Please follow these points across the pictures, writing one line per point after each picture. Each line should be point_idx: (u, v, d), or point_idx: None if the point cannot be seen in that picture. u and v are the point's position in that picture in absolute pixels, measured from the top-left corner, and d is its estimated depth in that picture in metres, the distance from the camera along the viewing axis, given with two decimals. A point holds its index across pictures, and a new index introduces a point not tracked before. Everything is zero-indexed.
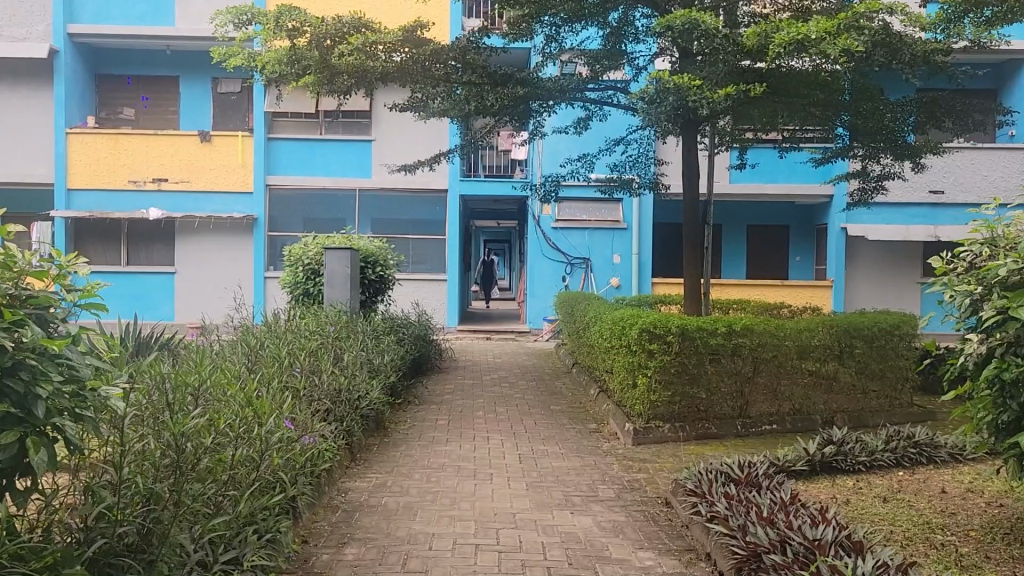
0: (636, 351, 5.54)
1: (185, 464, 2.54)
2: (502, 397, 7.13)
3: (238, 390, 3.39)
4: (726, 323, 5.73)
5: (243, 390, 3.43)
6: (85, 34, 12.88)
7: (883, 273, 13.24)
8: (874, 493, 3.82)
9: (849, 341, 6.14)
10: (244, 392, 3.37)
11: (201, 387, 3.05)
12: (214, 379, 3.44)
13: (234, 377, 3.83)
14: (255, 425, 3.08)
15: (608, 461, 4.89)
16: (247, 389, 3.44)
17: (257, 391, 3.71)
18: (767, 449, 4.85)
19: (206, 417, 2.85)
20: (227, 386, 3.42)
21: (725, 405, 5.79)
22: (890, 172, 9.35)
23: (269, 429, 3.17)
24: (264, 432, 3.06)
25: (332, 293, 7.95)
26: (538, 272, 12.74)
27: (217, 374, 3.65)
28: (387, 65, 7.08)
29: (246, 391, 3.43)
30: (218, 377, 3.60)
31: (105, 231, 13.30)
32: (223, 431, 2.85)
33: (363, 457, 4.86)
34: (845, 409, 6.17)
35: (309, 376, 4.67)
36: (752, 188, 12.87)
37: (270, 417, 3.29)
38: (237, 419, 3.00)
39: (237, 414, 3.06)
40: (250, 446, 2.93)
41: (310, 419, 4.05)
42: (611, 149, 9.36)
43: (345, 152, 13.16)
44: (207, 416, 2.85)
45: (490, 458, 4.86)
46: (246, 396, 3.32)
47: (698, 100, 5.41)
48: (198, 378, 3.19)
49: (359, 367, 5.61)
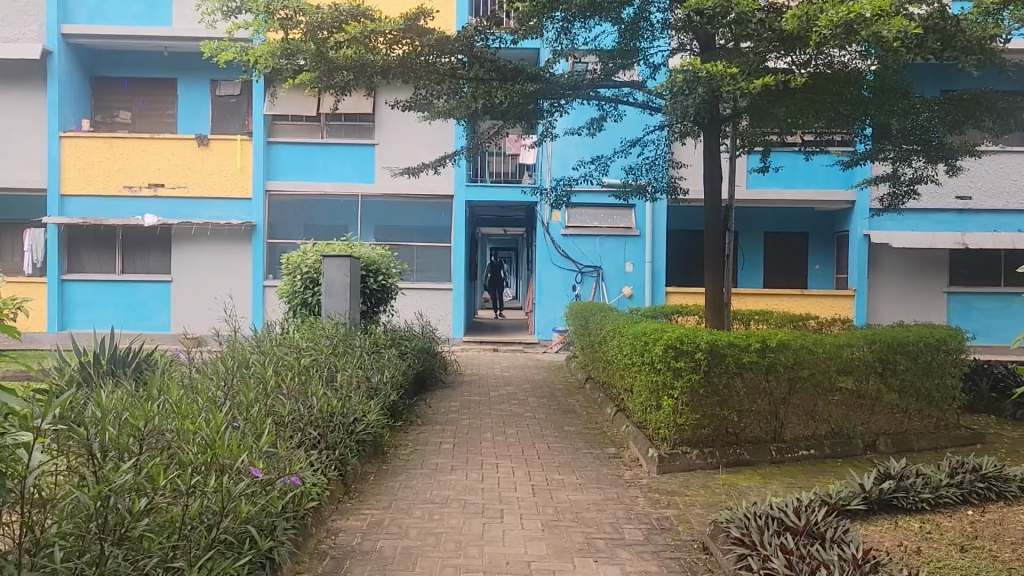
0: (660, 370, 5.01)
1: (118, 532, 2.03)
2: (511, 417, 6.60)
3: (204, 425, 2.87)
4: (760, 338, 5.19)
5: (211, 424, 2.91)
6: (79, 35, 12.42)
7: (908, 282, 12.71)
8: (948, 540, 3.30)
9: (892, 356, 5.61)
10: (211, 428, 2.86)
11: (150, 427, 2.52)
12: (176, 414, 2.92)
13: (205, 406, 3.32)
14: (216, 473, 2.55)
15: (632, 494, 4.37)
16: (217, 421, 2.93)
17: (231, 422, 3.20)
18: (814, 484, 4.33)
19: (152, 465, 2.32)
20: (192, 422, 2.90)
21: (758, 429, 5.26)
22: (923, 175, 8.82)
23: (240, 475, 2.65)
24: (229, 481, 2.53)
25: (330, 304, 7.44)
26: (547, 281, 12.23)
27: (185, 406, 3.14)
28: (389, 58, 6.58)
29: (215, 427, 2.91)
30: (185, 408, 3.07)
31: (99, 238, 12.82)
32: (172, 484, 2.32)
33: (358, 489, 4.35)
34: (886, 432, 5.66)
35: (297, 402, 4.16)
36: (771, 193, 12.35)
37: (242, 458, 2.78)
38: (194, 467, 2.48)
39: (194, 459, 2.53)
40: (211, 498, 2.41)
41: (295, 452, 3.54)
42: (626, 151, 8.81)
43: (348, 157, 12.66)
44: (152, 466, 2.32)
45: (500, 491, 4.33)
46: (212, 433, 2.80)
47: (732, 92, 4.90)
48: (153, 415, 2.68)
49: (357, 387, 5.10)
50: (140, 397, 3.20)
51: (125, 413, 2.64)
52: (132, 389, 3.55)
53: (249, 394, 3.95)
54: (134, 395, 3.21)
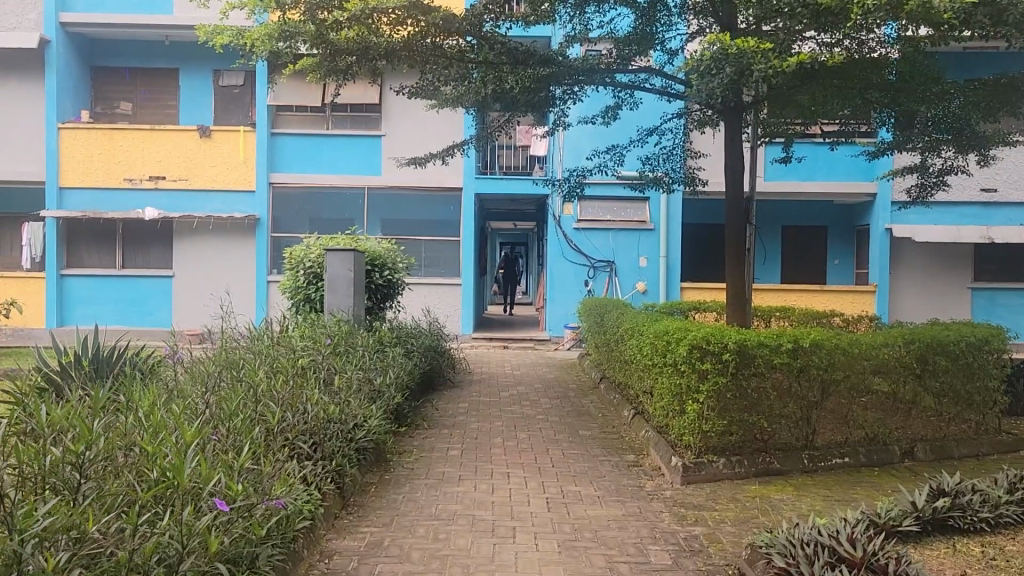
0: (684, 373, 4.64)
1: None
2: (522, 419, 6.24)
3: (168, 447, 2.53)
4: (792, 338, 4.82)
5: (178, 443, 2.57)
6: (78, 24, 12.09)
7: (930, 277, 12.30)
8: (1016, 569, 2.93)
9: (933, 358, 5.21)
10: (179, 447, 2.52)
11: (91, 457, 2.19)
12: (139, 434, 2.59)
13: (181, 417, 2.98)
14: (174, 508, 2.20)
15: (656, 509, 4.00)
16: (186, 438, 2.59)
17: (207, 439, 2.86)
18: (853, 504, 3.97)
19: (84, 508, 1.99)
20: (156, 441, 2.57)
21: (788, 435, 4.90)
22: (953, 166, 8.42)
23: (206, 506, 2.31)
24: (190, 514, 2.19)
25: (332, 300, 7.11)
26: (559, 276, 11.87)
27: (153, 421, 2.80)
28: (393, 39, 6.23)
29: (184, 446, 2.57)
30: (153, 423, 2.74)
31: (99, 232, 12.51)
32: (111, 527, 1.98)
33: (357, 502, 4.00)
34: (924, 438, 5.29)
35: (289, 411, 3.82)
36: (789, 185, 11.99)
37: (212, 485, 2.44)
38: (144, 501, 2.14)
39: (145, 495, 2.19)
40: (166, 536, 2.07)
41: (286, 469, 3.21)
42: (642, 140, 8.42)
43: (354, 148, 12.31)
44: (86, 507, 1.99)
45: (512, 505, 3.98)
46: (176, 455, 2.46)
47: (763, 71, 4.56)
48: (103, 439, 2.34)
49: (357, 390, 4.75)
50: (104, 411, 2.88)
51: (70, 438, 2.31)
52: (103, 401, 3.21)
53: (236, 404, 3.61)
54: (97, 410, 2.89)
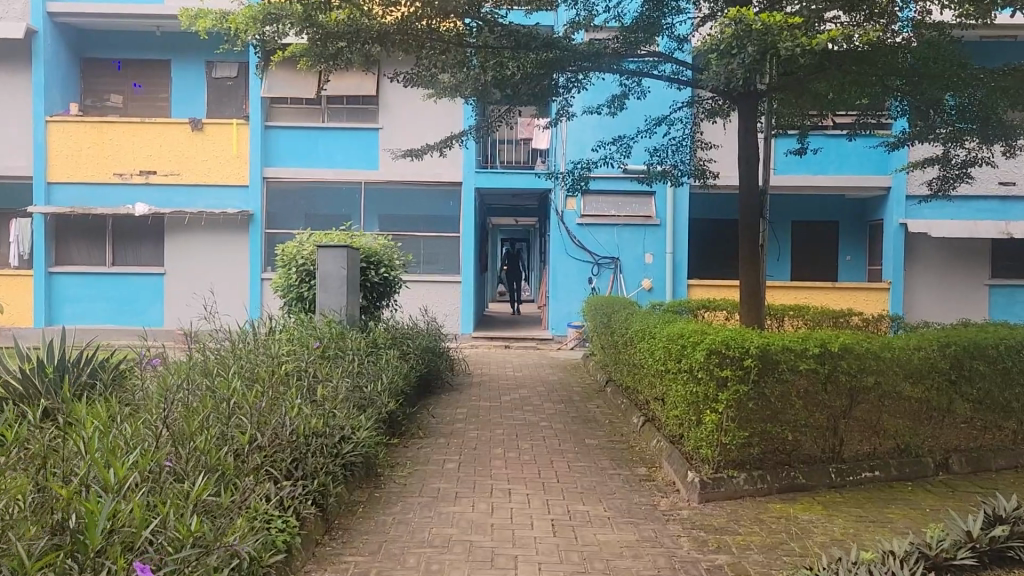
0: (702, 379, 4.25)
1: None
2: (524, 427, 5.85)
3: (95, 491, 2.17)
4: (818, 341, 4.41)
5: (109, 484, 2.21)
6: (66, 13, 11.69)
7: (946, 274, 11.90)
8: None
9: (969, 361, 4.79)
10: (103, 495, 2.15)
11: None
12: (67, 478, 2.23)
13: (125, 446, 2.61)
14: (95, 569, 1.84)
15: (672, 533, 3.61)
16: (111, 479, 2.21)
17: (151, 473, 2.48)
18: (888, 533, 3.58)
19: None
20: (87, 484, 2.21)
21: (814, 447, 4.52)
22: (977, 158, 8.02)
23: (134, 563, 1.94)
24: None
25: (323, 298, 6.69)
26: (562, 273, 11.47)
27: (93, 453, 2.44)
28: (385, 23, 5.92)
29: (110, 490, 2.20)
30: (84, 458, 2.37)
31: (88, 229, 12.12)
32: None
33: (342, 525, 3.61)
34: (958, 447, 4.90)
35: (266, 427, 3.44)
36: (801, 179, 11.59)
37: (147, 537, 2.07)
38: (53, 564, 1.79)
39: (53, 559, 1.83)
40: None
41: (256, 496, 2.84)
42: (651, 130, 8.01)
43: (351, 141, 11.93)
44: None
45: (514, 529, 3.59)
46: (104, 500, 2.10)
47: (790, 49, 4.18)
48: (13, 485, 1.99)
49: (345, 399, 4.36)
50: (36, 444, 2.51)
51: None
52: (43, 426, 2.85)
53: (204, 422, 3.23)
54: (33, 444, 2.53)
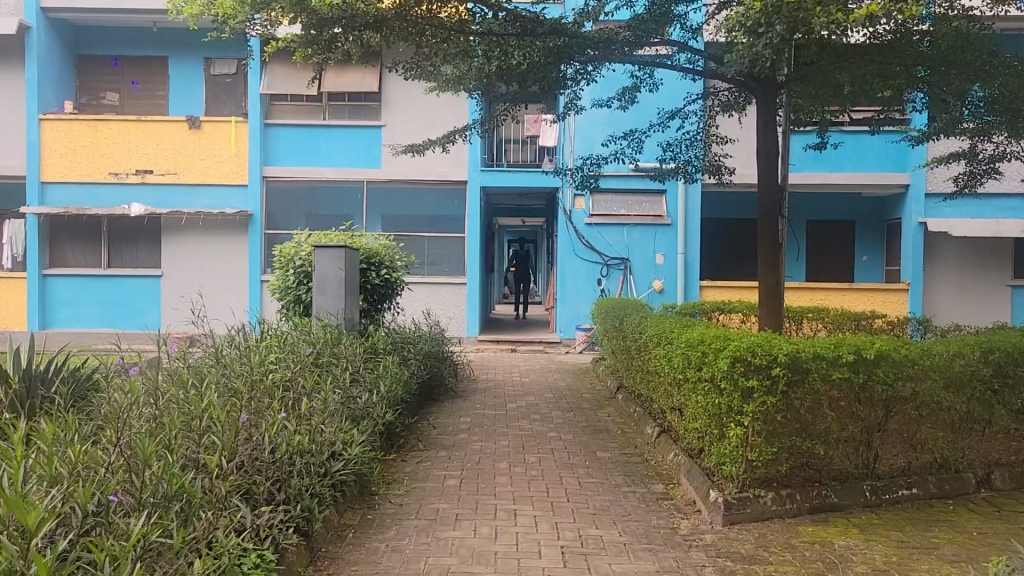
0: (725, 390, 3.88)
1: None
2: (532, 438, 5.49)
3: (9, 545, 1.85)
4: (851, 347, 4.03)
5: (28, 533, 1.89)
6: (60, 9, 11.36)
7: (966, 275, 11.52)
8: None
9: (1013, 368, 4.42)
10: (13, 553, 1.83)
11: None
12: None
13: (67, 475, 2.29)
14: None
15: (696, 562, 3.26)
16: (26, 528, 1.89)
17: (92, 510, 2.16)
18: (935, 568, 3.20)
19: None
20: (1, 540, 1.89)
21: (845, 462, 4.17)
22: (1005, 153, 7.63)
23: None
24: None
25: (321, 301, 6.33)
26: (570, 275, 11.11)
27: (20, 488, 2.12)
28: (382, 8, 5.51)
29: (27, 544, 1.88)
30: (10, 494, 2.06)
31: (83, 229, 11.79)
32: None
33: (330, 553, 3.26)
34: (1000, 461, 4.55)
35: (242, 446, 3.10)
36: (817, 177, 11.21)
37: None
38: None
39: None
40: None
41: (223, 529, 2.52)
42: (663, 123, 7.61)
43: (353, 138, 11.59)
44: None
45: (522, 558, 3.24)
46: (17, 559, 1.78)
47: (823, 27, 3.89)
48: None
49: (336, 412, 4.01)
50: None
51: None
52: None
53: (172, 440, 2.90)
54: None
